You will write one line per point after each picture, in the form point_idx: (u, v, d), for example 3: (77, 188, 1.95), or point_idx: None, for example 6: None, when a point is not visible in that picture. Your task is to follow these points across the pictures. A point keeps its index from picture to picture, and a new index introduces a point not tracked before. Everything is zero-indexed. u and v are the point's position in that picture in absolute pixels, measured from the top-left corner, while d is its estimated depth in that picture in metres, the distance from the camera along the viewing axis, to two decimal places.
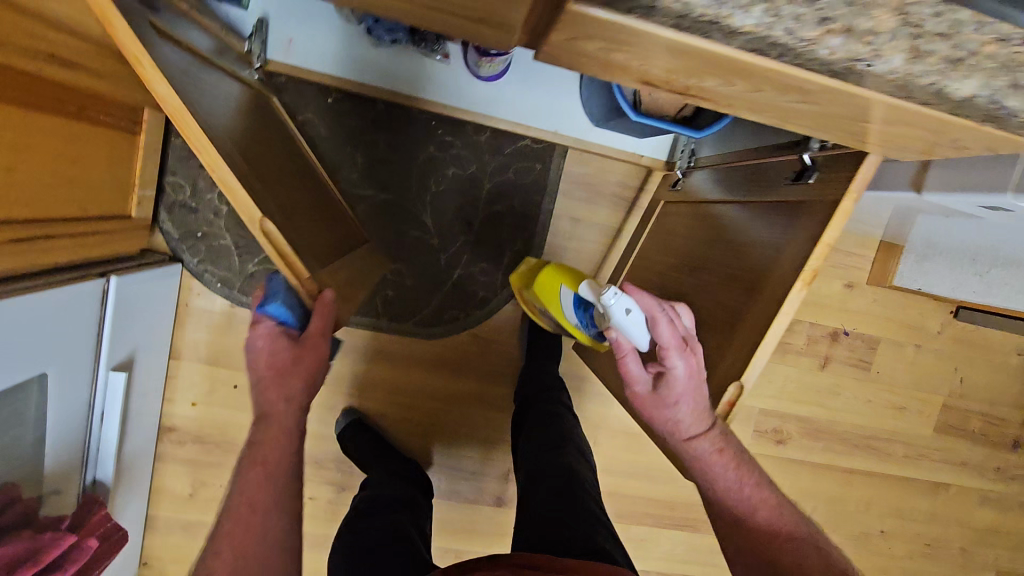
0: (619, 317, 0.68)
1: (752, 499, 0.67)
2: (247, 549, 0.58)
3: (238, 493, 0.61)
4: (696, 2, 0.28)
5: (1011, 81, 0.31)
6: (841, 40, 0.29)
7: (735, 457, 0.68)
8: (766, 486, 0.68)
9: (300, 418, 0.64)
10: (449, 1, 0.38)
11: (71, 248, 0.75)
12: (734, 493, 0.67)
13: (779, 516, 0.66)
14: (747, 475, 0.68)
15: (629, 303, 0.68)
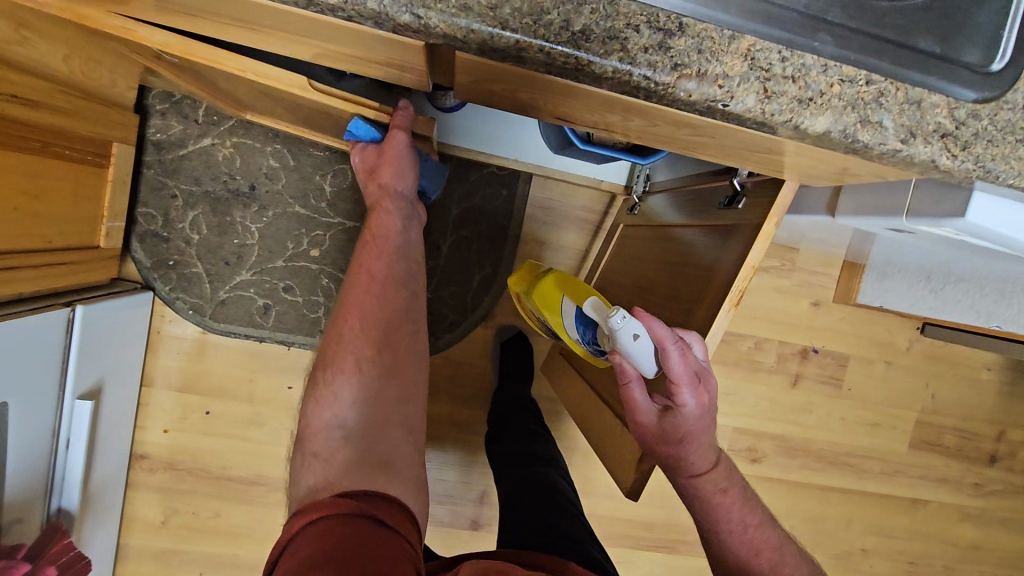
0: (625, 344, 0.60)
1: (756, 542, 0.64)
2: (370, 307, 0.58)
3: (356, 264, 0.63)
4: (555, 50, 0.31)
5: (859, 117, 0.34)
6: (695, 82, 0.32)
7: (738, 495, 0.66)
8: (769, 527, 0.65)
9: (400, 206, 0.69)
10: (358, 46, 0.41)
11: (38, 279, 0.77)
12: (736, 537, 0.64)
13: (782, 562, 0.63)
14: (751, 517, 0.65)
15: (638, 328, 0.59)
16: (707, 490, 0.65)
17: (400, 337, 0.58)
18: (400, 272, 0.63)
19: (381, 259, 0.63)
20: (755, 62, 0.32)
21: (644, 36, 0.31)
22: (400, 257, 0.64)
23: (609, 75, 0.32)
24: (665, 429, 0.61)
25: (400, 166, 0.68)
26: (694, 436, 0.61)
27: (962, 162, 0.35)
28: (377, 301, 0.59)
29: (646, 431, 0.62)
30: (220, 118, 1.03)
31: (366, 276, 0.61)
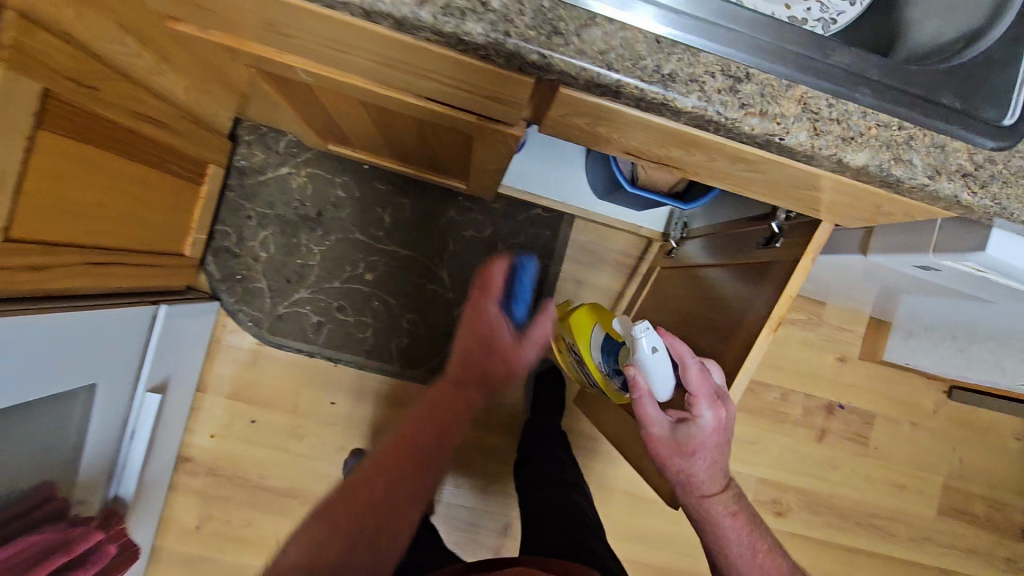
0: (643, 356, 0.67)
1: (765, 566, 0.67)
2: (394, 485, 0.70)
3: (403, 426, 0.77)
4: (648, 88, 0.39)
5: (892, 156, 0.41)
6: (758, 119, 0.39)
7: (746, 521, 0.69)
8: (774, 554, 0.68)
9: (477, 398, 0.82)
10: (468, 84, 0.48)
11: (136, 277, 0.86)
12: (743, 559, 0.67)
13: None
14: (760, 541, 0.68)
15: (657, 343, 0.66)
16: (717, 513, 0.68)
17: (403, 510, 0.69)
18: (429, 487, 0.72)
19: (429, 449, 0.75)
20: (807, 106, 0.40)
21: (718, 81, 0.39)
22: (433, 447, 0.75)
23: (688, 110, 0.40)
24: (678, 443, 0.65)
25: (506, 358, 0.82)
26: (705, 451, 0.65)
27: (981, 199, 0.42)
28: (403, 474, 0.71)
29: (659, 444, 0.65)
30: (299, 151, 1.15)
31: (404, 451, 0.74)
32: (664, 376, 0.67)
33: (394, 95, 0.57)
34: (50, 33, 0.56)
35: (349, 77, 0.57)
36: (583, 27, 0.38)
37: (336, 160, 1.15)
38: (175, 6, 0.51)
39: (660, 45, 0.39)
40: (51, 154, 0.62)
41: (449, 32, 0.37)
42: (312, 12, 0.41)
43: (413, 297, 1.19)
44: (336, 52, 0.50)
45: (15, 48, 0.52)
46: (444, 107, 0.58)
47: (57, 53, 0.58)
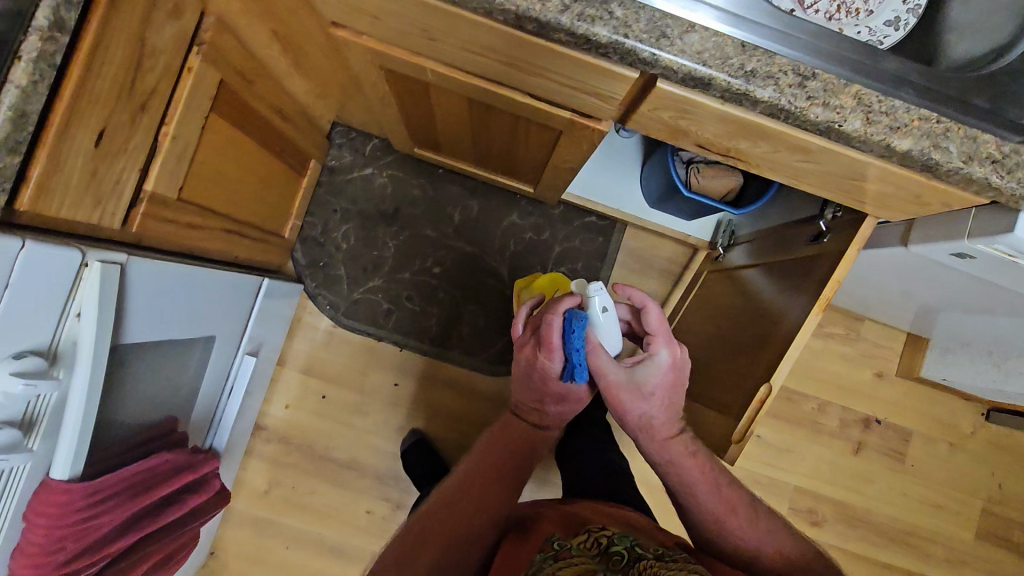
0: (594, 314, 0.74)
1: (728, 499, 0.71)
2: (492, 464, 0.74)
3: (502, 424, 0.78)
4: (732, 81, 0.49)
5: (932, 143, 0.50)
6: (821, 108, 0.49)
7: (707, 462, 0.74)
8: (735, 487, 0.73)
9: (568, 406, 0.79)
10: (574, 81, 0.60)
11: (250, 250, 0.99)
12: (710, 495, 0.71)
13: (756, 515, 0.70)
14: (720, 477, 0.73)
15: (605, 301, 0.74)
16: (677, 452, 0.73)
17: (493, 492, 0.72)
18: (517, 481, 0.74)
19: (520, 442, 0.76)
20: (862, 100, 0.50)
21: (789, 78, 0.49)
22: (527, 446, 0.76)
23: (764, 100, 0.50)
24: (638, 386, 0.71)
25: None
26: (661, 390, 0.71)
27: (1008, 182, 0.50)
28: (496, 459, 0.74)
29: (619, 387, 0.71)
30: (383, 154, 1.29)
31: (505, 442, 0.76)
32: (612, 330, 0.75)
33: (505, 93, 0.69)
34: (232, 35, 0.71)
35: (469, 77, 0.69)
36: (685, 33, 0.49)
37: (414, 164, 1.29)
38: (341, 15, 0.64)
39: (744, 49, 0.49)
40: (215, 134, 0.76)
41: (581, 33, 0.49)
42: (468, 19, 0.53)
43: (474, 291, 1.29)
44: (471, 53, 0.62)
45: (211, 44, 0.66)
46: (545, 103, 0.69)
47: (233, 51, 0.72)
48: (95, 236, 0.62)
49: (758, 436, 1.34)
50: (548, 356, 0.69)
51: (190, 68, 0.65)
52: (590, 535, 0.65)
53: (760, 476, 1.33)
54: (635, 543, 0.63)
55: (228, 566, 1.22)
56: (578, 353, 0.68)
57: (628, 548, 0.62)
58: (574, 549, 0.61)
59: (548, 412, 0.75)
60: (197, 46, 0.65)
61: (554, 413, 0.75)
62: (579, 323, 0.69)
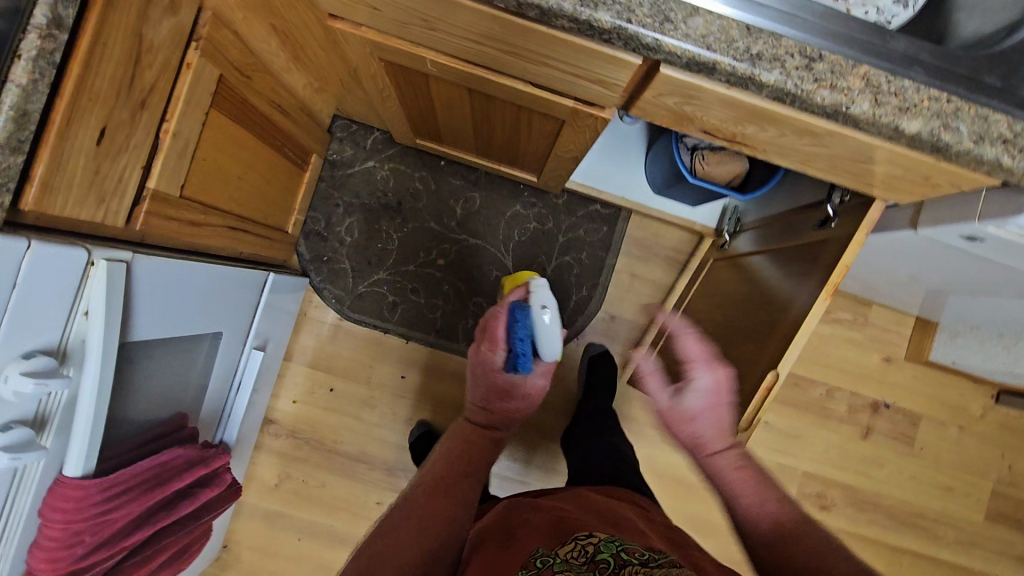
0: (533, 309, 0.88)
1: (776, 511, 0.63)
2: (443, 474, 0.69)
3: (447, 444, 0.75)
4: (737, 65, 0.48)
5: (941, 123, 0.49)
6: (828, 91, 0.48)
7: (756, 475, 0.68)
8: (791, 503, 0.65)
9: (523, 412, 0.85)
10: (577, 67, 0.59)
11: (253, 246, 0.98)
12: (756, 506, 0.65)
13: (803, 522, 0.62)
14: (769, 491, 0.66)
15: (543, 301, 0.89)
16: (724, 469, 0.69)
17: (448, 502, 0.65)
18: (471, 491, 0.69)
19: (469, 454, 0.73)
20: (869, 82, 0.49)
21: (796, 60, 0.49)
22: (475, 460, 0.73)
23: (770, 84, 0.49)
24: (682, 409, 0.76)
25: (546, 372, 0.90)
26: (704, 411, 0.75)
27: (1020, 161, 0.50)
28: (448, 470, 0.70)
29: (669, 413, 0.77)
30: (384, 147, 1.28)
31: (455, 455, 0.73)
32: (546, 326, 0.88)
33: (506, 82, 0.68)
34: (229, 29, 0.70)
35: (469, 66, 0.68)
36: (688, 16, 0.48)
37: (416, 156, 1.28)
38: (338, 7, 0.64)
39: (749, 32, 0.48)
40: (216, 129, 0.75)
41: (583, 19, 0.48)
42: (467, 7, 0.52)
43: (479, 283, 1.29)
44: (471, 41, 0.61)
45: (208, 39, 0.66)
46: (547, 91, 0.69)
47: (231, 45, 0.72)
48: (100, 233, 0.62)
49: (765, 422, 1.33)
50: (492, 348, 0.83)
51: (190, 64, 0.65)
52: (575, 544, 0.56)
53: (768, 463, 1.33)
54: (622, 548, 0.55)
55: (241, 559, 1.24)
56: (520, 343, 0.85)
57: (614, 553, 0.54)
58: (560, 563, 0.53)
59: (497, 409, 0.80)
60: (195, 41, 0.65)
61: (503, 409, 0.81)
62: (522, 317, 0.87)
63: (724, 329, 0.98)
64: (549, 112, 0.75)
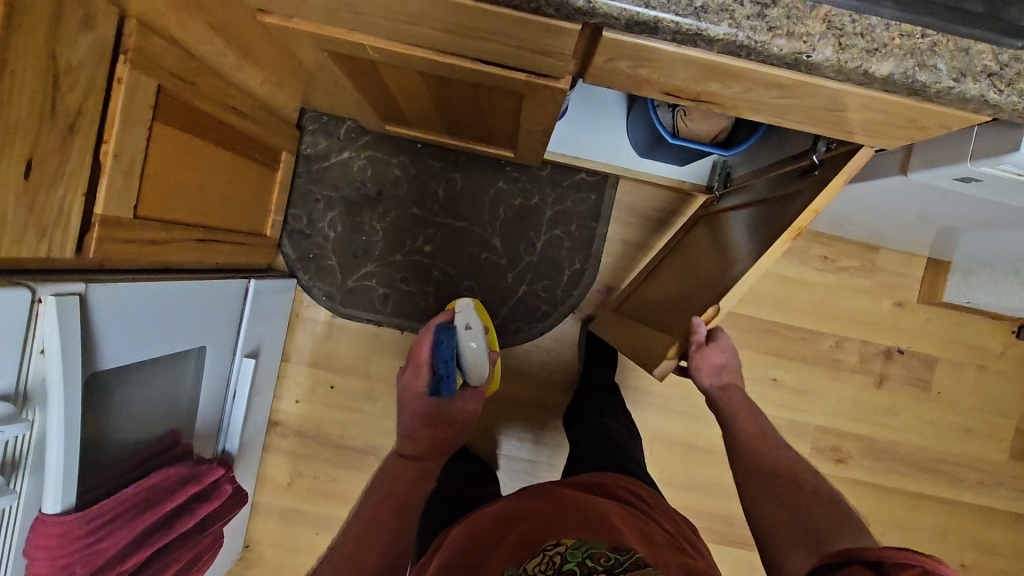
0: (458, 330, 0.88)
1: (774, 445, 0.82)
2: (373, 512, 0.77)
3: (377, 480, 0.82)
4: (681, 20, 0.43)
5: (916, 63, 0.44)
6: (785, 39, 0.44)
7: (750, 411, 0.88)
8: (767, 424, 0.86)
9: (454, 441, 0.90)
10: (519, 39, 0.54)
11: (228, 255, 0.97)
12: (755, 438, 0.83)
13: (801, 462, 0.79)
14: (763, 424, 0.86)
15: (468, 321, 0.89)
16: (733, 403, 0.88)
17: (378, 536, 0.73)
18: (403, 521, 0.76)
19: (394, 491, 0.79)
20: (831, 23, 0.44)
21: (746, 7, 0.43)
22: (402, 492, 0.79)
23: (720, 38, 0.44)
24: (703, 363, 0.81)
25: (477, 395, 0.93)
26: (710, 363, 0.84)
27: (1008, 96, 0.44)
28: (379, 508, 0.77)
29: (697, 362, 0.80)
30: (358, 135, 1.24)
31: (383, 493, 0.80)
32: (470, 348, 0.88)
33: (453, 61, 0.64)
34: (159, 36, 0.67)
35: (412, 48, 0.63)
36: None
37: (392, 142, 1.24)
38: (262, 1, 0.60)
39: None
40: (164, 143, 0.73)
41: None
42: None
43: (469, 266, 1.26)
44: (404, 22, 0.56)
45: (137, 50, 0.63)
46: (497, 67, 0.64)
47: (165, 53, 0.68)
48: (50, 265, 0.60)
49: (774, 380, 1.30)
50: (417, 373, 0.88)
51: (120, 79, 0.63)
52: (543, 553, 0.61)
53: (780, 420, 1.30)
54: (588, 553, 0.59)
55: (263, 557, 1.27)
56: (444, 365, 0.87)
57: (579, 564, 0.58)
58: None
59: (424, 436, 0.87)
60: (122, 54, 0.62)
61: (431, 437, 0.87)
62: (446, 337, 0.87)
63: (684, 278, 0.93)
64: (506, 87, 0.70)
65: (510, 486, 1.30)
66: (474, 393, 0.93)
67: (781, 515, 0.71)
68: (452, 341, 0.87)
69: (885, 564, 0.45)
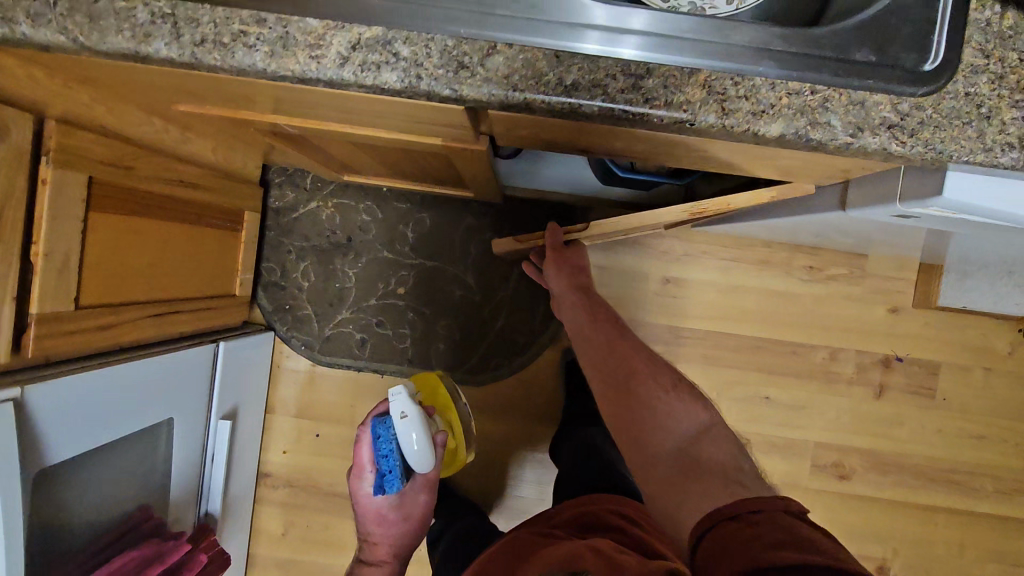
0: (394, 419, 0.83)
1: (659, 387, 0.76)
2: None
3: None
4: (552, 100, 0.42)
5: (808, 122, 0.41)
6: (664, 110, 0.41)
7: (635, 345, 0.83)
8: (655, 360, 0.81)
9: (411, 537, 0.99)
10: (416, 115, 0.53)
11: (192, 322, 0.98)
12: (643, 380, 0.77)
13: (690, 412, 0.72)
14: (655, 368, 0.79)
15: (403, 408, 0.82)
16: (610, 329, 0.86)
17: None
18: None
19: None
20: (712, 89, 0.41)
21: (620, 81, 0.41)
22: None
23: (597, 113, 0.42)
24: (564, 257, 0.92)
25: (428, 488, 0.93)
26: (576, 268, 0.92)
27: (913, 147, 0.41)
28: None
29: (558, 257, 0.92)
30: (324, 185, 1.25)
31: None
32: (409, 437, 0.83)
33: (368, 132, 0.63)
34: (84, 130, 0.68)
35: (326, 122, 0.63)
36: (486, 56, 0.42)
37: (358, 188, 1.25)
38: (170, 91, 0.60)
39: (560, 60, 0.42)
40: (104, 230, 0.74)
41: (370, 84, 0.42)
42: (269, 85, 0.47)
43: (445, 304, 1.25)
44: (304, 106, 0.56)
45: (60, 149, 0.64)
46: (412, 135, 0.63)
47: (93, 145, 0.69)
48: None
49: (767, 398, 1.26)
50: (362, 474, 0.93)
51: (44, 180, 0.63)
52: None
53: (778, 439, 1.26)
54: None
55: None
56: (383, 459, 0.86)
57: None
58: None
59: (379, 536, 0.98)
60: (44, 156, 0.63)
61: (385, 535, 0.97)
62: (383, 432, 0.86)
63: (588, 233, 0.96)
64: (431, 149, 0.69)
65: (503, 518, 1.27)
66: (424, 482, 0.93)
67: (667, 488, 0.65)
68: (389, 435, 0.85)
69: (740, 515, 0.53)
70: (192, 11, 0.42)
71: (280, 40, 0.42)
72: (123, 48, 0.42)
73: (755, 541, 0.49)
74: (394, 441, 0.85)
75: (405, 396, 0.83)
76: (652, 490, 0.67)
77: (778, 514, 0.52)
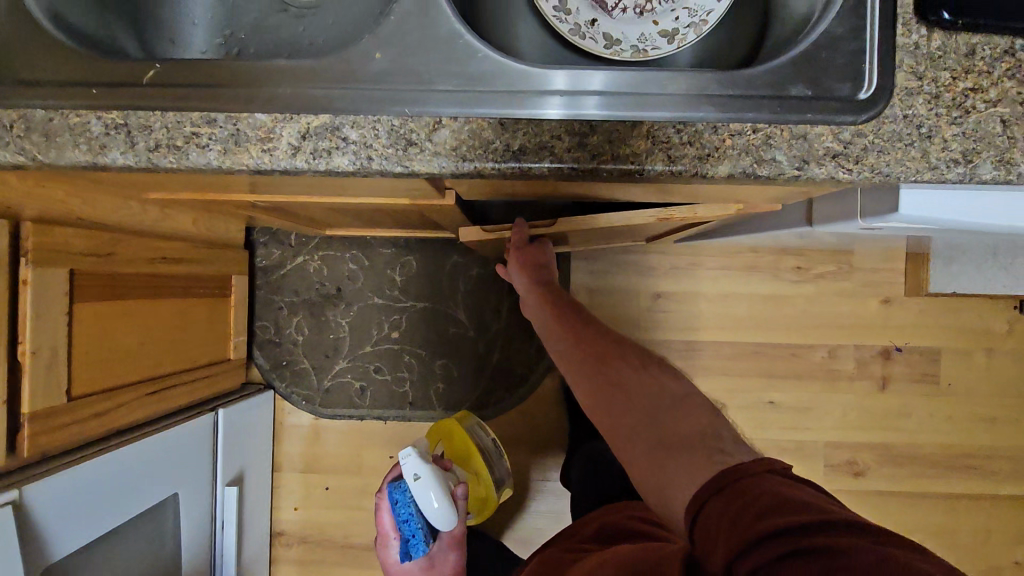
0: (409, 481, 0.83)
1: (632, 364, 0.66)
2: None
3: None
4: (502, 165, 0.43)
5: (753, 160, 0.42)
6: (612, 164, 0.42)
7: (607, 331, 0.74)
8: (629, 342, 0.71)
9: None
10: (378, 185, 0.54)
11: (188, 392, 0.98)
12: (613, 359, 0.67)
13: (671, 385, 0.61)
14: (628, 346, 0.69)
15: (416, 469, 0.82)
16: (578, 318, 0.78)
17: None
18: None
19: None
20: (656, 138, 0.42)
21: (565, 140, 0.42)
22: None
23: (547, 173, 0.43)
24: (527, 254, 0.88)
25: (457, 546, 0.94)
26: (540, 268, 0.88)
27: (859, 173, 0.42)
28: None
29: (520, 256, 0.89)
30: (309, 239, 1.26)
31: None
32: (428, 497, 0.82)
33: (337, 200, 0.64)
34: (61, 227, 0.69)
35: (294, 195, 0.64)
36: (433, 131, 0.43)
37: (342, 238, 1.26)
38: (140, 182, 0.62)
39: (504, 127, 0.43)
40: (90, 319, 0.74)
41: (323, 170, 0.43)
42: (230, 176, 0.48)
43: (440, 343, 1.26)
44: (269, 186, 0.57)
45: (38, 249, 0.65)
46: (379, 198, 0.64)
47: (72, 239, 0.70)
48: None
49: (772, 403, 1.25)
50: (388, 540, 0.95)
51: (25, 281, 0.64)
52: None
53: (786, 443, 1.25)
54: None
55: None
56: (406, 522, 0.86)
57: None
58: None
59: None
60: (23, 258, 0.64)
61: None
62: (400, 495, 0.86)
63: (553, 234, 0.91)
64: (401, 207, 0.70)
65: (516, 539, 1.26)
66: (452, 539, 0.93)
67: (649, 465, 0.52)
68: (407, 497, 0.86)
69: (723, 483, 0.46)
70: (145, 119, 0.44)
71: (232, 138, 0.43)
72: (82, 162, 0.44)
73: (754, 524, 0.40)
74: (412, 502, 0.86)
75: (416, 458, 0.83)
76: (636, 475, 0.54)
77: (762, 475, 0.45)
